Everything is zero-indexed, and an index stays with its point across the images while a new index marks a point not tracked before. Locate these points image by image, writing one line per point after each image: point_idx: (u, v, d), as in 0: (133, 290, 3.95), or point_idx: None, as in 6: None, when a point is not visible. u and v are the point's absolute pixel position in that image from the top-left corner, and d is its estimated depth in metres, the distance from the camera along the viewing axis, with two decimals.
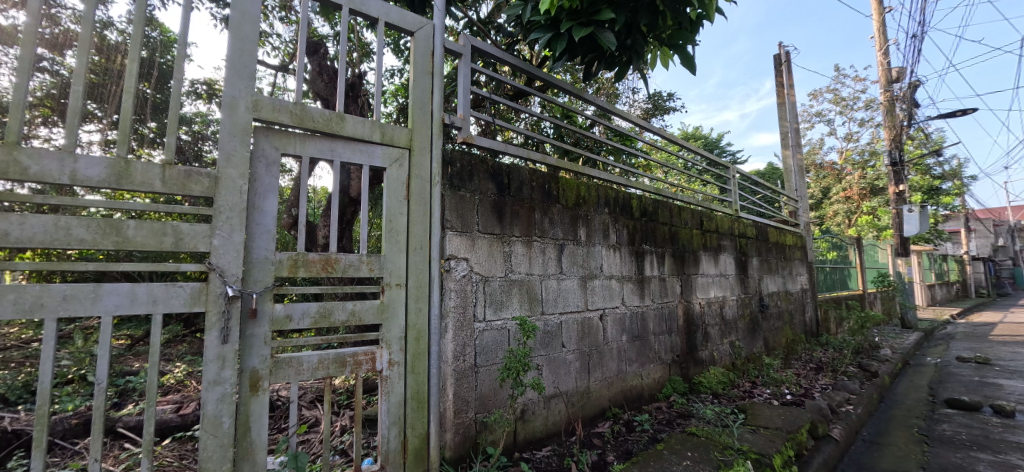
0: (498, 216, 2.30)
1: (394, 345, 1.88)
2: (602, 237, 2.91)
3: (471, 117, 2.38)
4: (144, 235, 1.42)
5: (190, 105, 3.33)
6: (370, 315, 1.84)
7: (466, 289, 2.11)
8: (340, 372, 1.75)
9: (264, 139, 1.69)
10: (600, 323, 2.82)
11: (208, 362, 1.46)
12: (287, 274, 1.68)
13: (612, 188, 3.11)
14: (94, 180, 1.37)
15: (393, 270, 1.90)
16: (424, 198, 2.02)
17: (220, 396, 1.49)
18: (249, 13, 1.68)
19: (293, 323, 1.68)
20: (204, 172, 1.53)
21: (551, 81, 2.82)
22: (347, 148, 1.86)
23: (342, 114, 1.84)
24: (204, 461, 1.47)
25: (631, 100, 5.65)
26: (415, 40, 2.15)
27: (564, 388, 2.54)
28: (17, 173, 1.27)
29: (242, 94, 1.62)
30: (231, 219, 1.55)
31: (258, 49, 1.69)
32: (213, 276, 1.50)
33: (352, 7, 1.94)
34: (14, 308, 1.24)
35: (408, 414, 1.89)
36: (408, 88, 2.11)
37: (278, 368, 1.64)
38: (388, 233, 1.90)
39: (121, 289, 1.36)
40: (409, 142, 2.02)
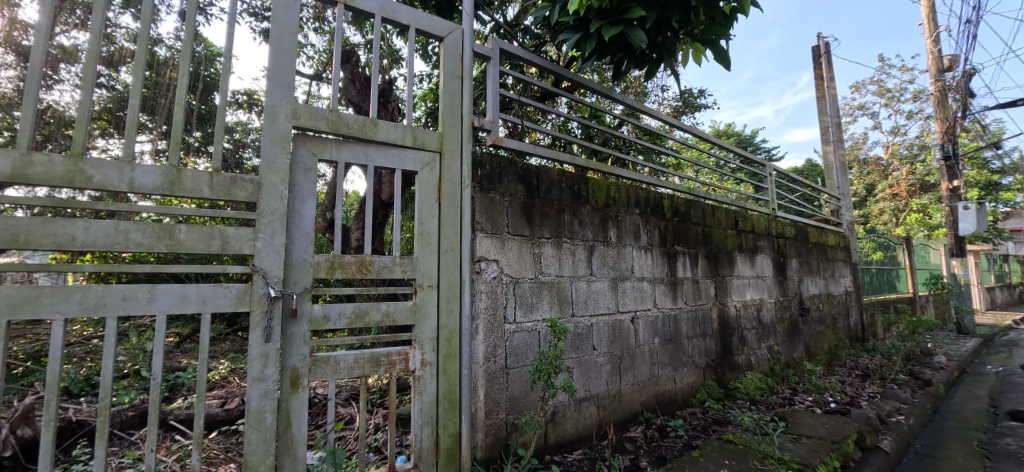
0: (528, 218, 2.30)
1: (426, 345, 1.91)
2: (633, 238, 2.87)
3: (500, 120, 2.39)
4: (195, 239, 1.50)
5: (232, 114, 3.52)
6: (403, 316, 1.87)
7: (496, 291, 2.12)
8: (375, 371, 1.80)
9: (303, 146, 1.75)
10: (631, 325, 2.77)
11: (252, 360, 1.53)
12: (324, 275, 1.74)
13: (642, 188, 3.06)
14: (149, 187, 1.46)
15: (425, 271, 1.93)
16: (455, 201, 2.04)
17: (264, 392, 1.56)
18: (288, 25, 1.76)
19: (330, 323, 1.74)
20: (248, 178, 1.60)
21: (580, 82, 2.80)
22: (380, 152, 1.91)
23: (375, 120, 1.89)
24: (249, 454, 1.53)
25: (661, 98, 5.55)
26: (445, 46, 2.18)
27: (595, 391, 2.52)
28: (82, 181, 1.36)
29: (282, 103, 1.69)
30: (272, 223, 1.62)
31: (296, 59, 1.76)
32: (256, 277, 1.57)
33: (383, 15, 2.01)
34: (79, 307, 1.33)
35: (441, 414, 1.92)
36: (439, 93, 2.15)
37: (316, 366, 1.70)
38: (420, 235, 1.93)
39: (173, 289, 1.44)
40: (440, 146, 2.05)
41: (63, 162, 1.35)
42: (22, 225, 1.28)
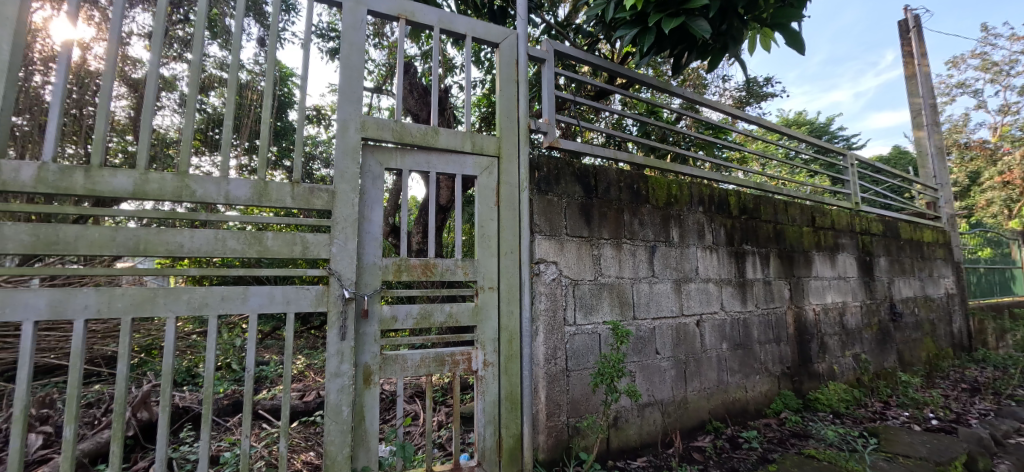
0: (586, 219, 2.27)
1: (488, 345, 1.95)
2: (696, 238, 2.74)
3: (556, 121, 2.39)
4: (279, 245, 1.63)
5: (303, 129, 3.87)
6: (465, 317, 1.93)
7: (556, 292, 2.11)
8: (439, 370, 1.86)
9: (371, 156, 1.86)
10: (697, 329, 2.65)
11: (330, 356, 1.65)
12: (392, 278, 1.83)
13: (705, 184, 2.92)
14: (241, 199, 1.62)
15: (486, 273, 1.98)
16: (513, 203, 2.07)
17: (340, 387, 1.67)
18: (355, 44, 1.88)
19: (398, 323, 1.82)
20: (323, 188, 1.72)
21: (637, 78, 2.73)
22: (441, 159, 1.98)
23: (436, 128, 1.97)
24: (328, 444, 1.64)
25: (722, 89, 5.26)
26: (500, 52, 2.22)
27: (659, 397, 2.43)
28: (188, 195, 1.54)
29: (352, 117, 1.80)
30: (346, 228, 1.73)
31: (362, 75, 1.87)
32: (332, 280, 1.69)
33: (441, 26, 2.08)
34: (187, 306, 1.50)
35: (503, 414, 1.95)
36: (495, 98, 2.18)
37: (386, 364, 1.79)
38: (480, 238, 1.98)
39: (263, 291, 1.58)
40: (498, 150, 2.09)
41: (172, 178, 1.53)
42: (141, 235, 1.47)
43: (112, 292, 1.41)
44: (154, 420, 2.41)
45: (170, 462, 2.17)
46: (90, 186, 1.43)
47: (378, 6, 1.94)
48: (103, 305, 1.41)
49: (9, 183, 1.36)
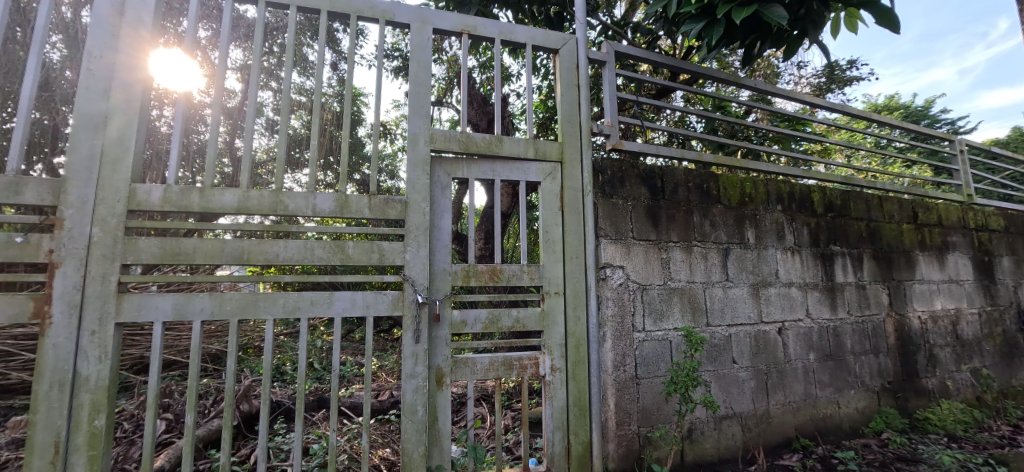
0: (654, 222, 2.20)
1: (555, 351, 1.96)
2: (775, 239, 2.56)
3: (619, 122, 2.33)
4: (360, 253, 1.75)
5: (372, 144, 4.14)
6: (532, 322, 1.95)
7: (623, 298, 2.06)
8: (508, 374, 1.89)
9: (439, 167, 1.95)
10: (779, 337, 2.46)
11: (405, 358, 1.74)
12: (461, 283, 1.89)
13: (783, 181, 2.71)
14: (326, 211, 1.76)
15: (552, 278, 1.99)
16: (578, 207, 2.06)
17: (415, 388, 1.74)
18: (422, 61, 1.98)
19: (468, 327, 1.87)
20: (397, 198, 1.83)
21: (703, 73, 2.60)
22: (505, 167, 2.03)
23: (500, 136, 2.02)
24: (405, 442, 1.72)
25: (797, 77, 4.87)
26: (559, 58, 2.22)
27: (738, 409, 2.29)
28: (282, 210, 1.71)
29: (421, 131, 1.90)
30: (418, 236, 1.82)
31: (429, 90, 1.97)
32: (407, 285, 1.78)
33: (502, 37, 2.13)
34: (282, 309, 1.65)
35: (571, 421, 1.94)
36: (556, 103, 2.19)
37: (457, 366, 1.85)
38: (545, 244, 2.00)
39: (346, 296, 1.71)
40: (561, 155, 2.10)
41: (268, 195, 1.70)
42: (245, 245, 1.65)
43: (223, 297, 1.60)
44: (253, 413, 2.67)
45: (267, 451, 2.40)
46: (205, 204, 1.64)
47: (443, 24, 2.04)
48: (215, 308, 1.59)
49: (143, 204, 1.59)
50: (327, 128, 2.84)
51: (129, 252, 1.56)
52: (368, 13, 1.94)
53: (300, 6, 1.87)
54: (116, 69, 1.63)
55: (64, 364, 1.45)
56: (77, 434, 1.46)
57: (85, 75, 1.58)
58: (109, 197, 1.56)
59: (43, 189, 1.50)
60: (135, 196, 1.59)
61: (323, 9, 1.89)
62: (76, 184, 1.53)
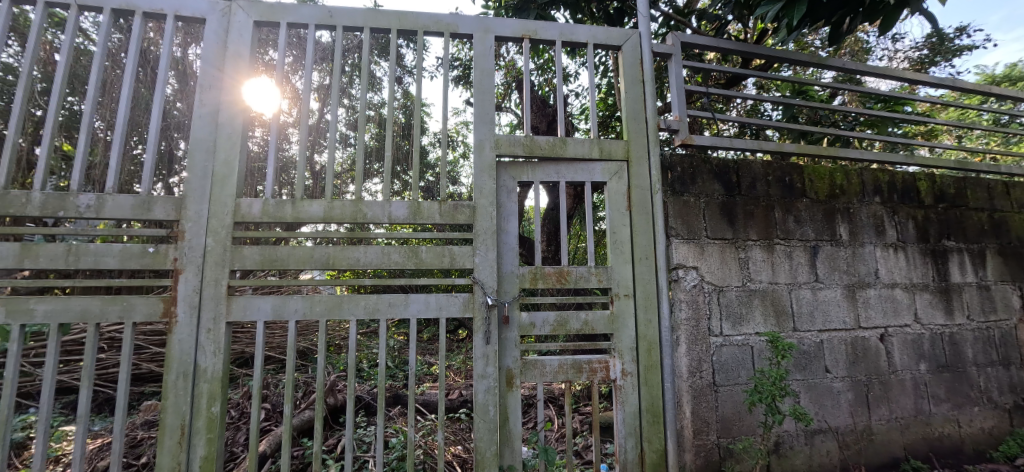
0: (729, 219, 2.07)
1: (626, 355, 1.92)
2: (873, 235, 2.30)
3: (688, 116, 2.21)
4: (432, 256, 1.83)
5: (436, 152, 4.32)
6: (601, 325, 1.92)
7: (698, 301, 1.95)
8: (578, 377, 1.87)
9: (505, 171, 1.99)
10: (880, 345, 2.20)
11: (477, 359, 1.78)
12: (529, 285, 1.91)
13: (881, 169, 2.43)
14: (401, 218, 1.86)
15: (621, 280, 1.95)
16: (646, 207, 2.00)
17: (487, 388, 1.78)
18: (486, 69, 2.03)
19: (536, 330, 1.89)
20: (466, 203, 1.89)
21: (781, 57, 2.41)
22: (570, 169, 2.02)
23: (564, 138, 2.01)
24: (478, 441, 1.77)
25: (892, 52, 4.35)
26: (622, 54, 2.17)
27: (834, 423, 2.08)
28: (362, 218, 1.83)
29: (486, 137, 1.95)
30: (486, 240, 1.87)
31: (493, 97, 2.02)
32: (477, 288, 1.83)
33: (562, 39, 2.13)
34: (364, 310, 1.77)
35: (644, 427, 1.88)
36: (620, 101, 2.15)
37: (526, 368, 1.87)
38: (613, 245, 1.97)
39: (420, 298, 1.79)
40: (627, 154, 2.05)
41: (350, 204, 1.83)
42: (331, 252, 1.79)
43: (313, 299, 1.74)
44: (338, 406, 2.88)
45: (351, 443, 2.57)
46: (296, 214, 1.80)
47: (504, 30, 2.08)
48: (307, 309, 1.74)
49: (246, 216, 1.78)
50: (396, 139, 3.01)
51: (236, 259, 1.75)
52: (434, 28, 2.04)
53: (372, 27, 1.99)
54: (221, 98, 1.85)
55: (187, 358, 1.67)
56: (198, 418, 1.66)
57: (198, 106, 1.81)
58: (219, 210, 1.77)
59: (168, 205, 1.74)
60: (239, 209, 1.78)
61: (392, 27, 2.01)
62: (194, 200, 1.75)
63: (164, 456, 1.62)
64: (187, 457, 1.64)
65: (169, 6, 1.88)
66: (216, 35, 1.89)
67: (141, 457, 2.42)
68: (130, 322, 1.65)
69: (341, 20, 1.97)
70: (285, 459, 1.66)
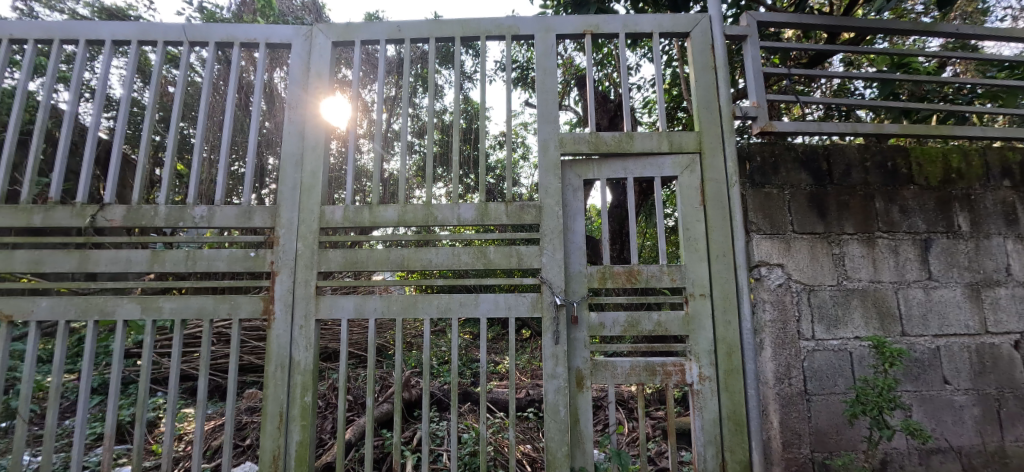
0: (820, 212, 1.88)
1: (703, 358, 1.82)
2: (1002, 225, 1.98)
3: (767, 101, 2.05)
4: (500, 257, 1.86)
5: (497, 155, 4.39)
6: (676, 326, 1.84)
7: (785, 301, 1.80)
8: (651, 380, 1.81)
9: (571, 170, 1.97)
10: (1015, 353, 1.89)
11: (546, 358, 1.79)
12: (597, 285, 1.88)
13: (1010, 148, 2.09)
14: (469, 219, 1.91)
15: (696, 279, 1.86)
16: (722, 201, 1.89)
17: (557, 388, 1.78)
18: (548, 68, 2.03)
19: (606, 330, 1.85)
20: (532, 204, 1.89)
21: (876, 29, 2.15)
22: (638, 164, 1.95)
23: (630, 133, 1.95)
24: (549, 441, 1.77)
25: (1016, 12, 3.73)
26: (691, 41, 2.06)
27: (956, 442, 1.82)
28: (432, 221, 1.91)
29: (551, 136, 1.95)
30: (553, 239, 1.86)
31: (556, 96, 2.01)
32: (544, 288, 1.83)
33: (626, 30, 2.06)
34: (437, 309, 1.84)
35: (725, 436, 1.78)
36: (690, 91, 2.04)
37: (596, 370, 1.84)
38: (686, 242, 1.88)
39: (490, 298, 1.83)
40: (699, 145, 1.95)
41: (422, 208, 1.91)
42: (405, 254, 1.88)
43: (390, 299, 1.84)
44: (413, 400, 3.01)
45: (426, 436, 2.69)
46: (374, 219, 1.91)
47: (565, 28, 2.06)
48: (385, 308, 1.85)
49: (330, 221, 1.93)
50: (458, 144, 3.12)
51: (322, 261, 1.90)
52: (496, 32, 2.07)
53: (437, 36, 2.07)
54: (306, 114, 2.02)
55: (284, 352, 1.84)
56: (293, 407, 1.82)
57: (287, 123, 1.99)
58: (307, 217, 1.92)
59: (265, 213, 1.93)
60: (324, 215, 1.93)
61: (455, 35, 2.07)
62: (286, 208, 1.93)
63: (266, 439, 1.80)
64: (285, 442, 1.81)
65: (261, 34, 2.09)
66: (300, 57, 2.06)
67: (247, 439, 2.70)
68: (237, 319, 1.85)
69: (408, 32, 2.07)
70: (368, 447, 1.77)
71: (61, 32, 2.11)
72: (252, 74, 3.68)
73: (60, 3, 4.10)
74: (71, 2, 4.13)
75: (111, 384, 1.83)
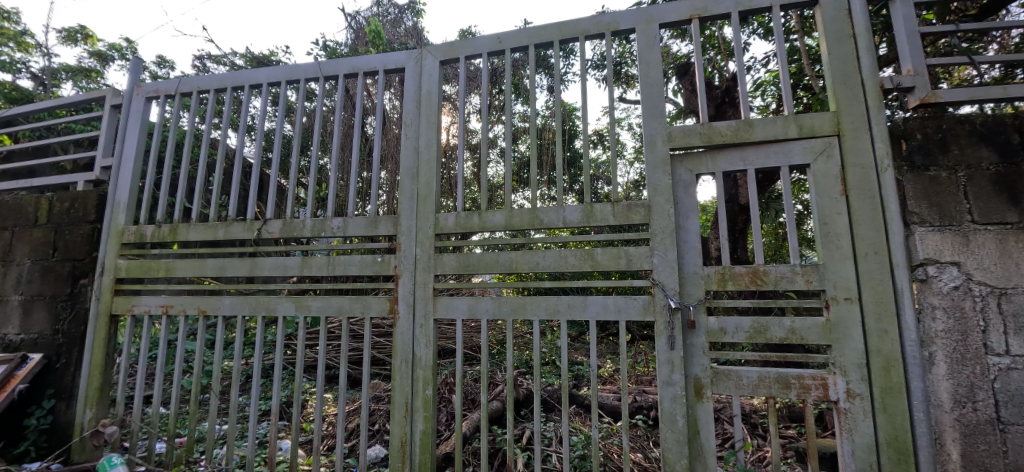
0: (1012, 196, 1.50)
1: (851, 372, 1.59)
2: None
3: (927, 67, 1.70)
4: (608, 258, 1.82)
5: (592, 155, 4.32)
6: (814, 334, 1.63)
7: (964, 308, 1.47)
8: (784, 394, 1.62)
9: (680, 165, 1.86)
10: None
11: (660, 364, 1.71)
12: (716, 287, 1.73)
13: None
14: (575, 221, 1.90)
15: (839, 281, 1.63)
16: (869, 189, 1.63)
17: (673, 396, 1.69)
18: (652, 61, 1.94)
19: (728, 337, 1.70)
20: (640, 203, 1.83)
21: None
22: (759, 153, 1.77)
23: (749, 120, 1.77)
24: (666, 451, 1.68)
25: None
26: (822, 8, 1.81)
27: None
28: (538, 223, 1.94)
29: (658, 131, 1.86)
30: (664, 239, 1.78)
31: (663, 89, 1.91)
32: (657, 290, 1.76)
33: (740, 9, 1.88)
34: (545, 310, 1.86)
35: (884, 465, 1.53)
36: (823, 66, 1.79)
37: (718, 379, 1.70)
38: (824, 239, 1.67)
39: (599, 300, 1.80)
40: (837, 127, 1.70)
41: (527, 212, 1.96)
42: (513, 257, 1.94)
43: (500, 300, 1.92)
44: (520, 398, 3.08)
45: (535, 436, 2.73)
46: (483, 224, 2.01)
47: (668, 16, 1.95)
48: (496, 309, 1.92)
49: (444, 227, 2.06)
50: (552, 146, 3.16)
51: (438, 265, 2.03)
52: (595, 30, 2.03)
53: (537, 43, 2.10)
54: (419, 129, 2.20)
55: (408, 348, 2.01)
56: (416, 398, 1.99)
57: (404, 139, 2.19)
58: (424, 224, 2.08)
59: (388, 222, 2.14)
60: (438, 222, 2.08)
61: (554, 39, 2.08)
62: (406, 217, 2.11)
63: (395, 426, 1.99)
64: (411, 430, 1.98)
65: (379, 62, 2.31)
66: (413, 78, 2.25)
67: (376, 425, 3.01)
68: (368, 317, 2.08)
69: (509, 43, 2.14)
70: (484, 441, 1.86)
71: (231, 80, 2.57)
72: (369, 98, 4.11)
73: (224, 57, 5.00)
74: (232, 56, 5.02)
75: (274, 369, 2.17)
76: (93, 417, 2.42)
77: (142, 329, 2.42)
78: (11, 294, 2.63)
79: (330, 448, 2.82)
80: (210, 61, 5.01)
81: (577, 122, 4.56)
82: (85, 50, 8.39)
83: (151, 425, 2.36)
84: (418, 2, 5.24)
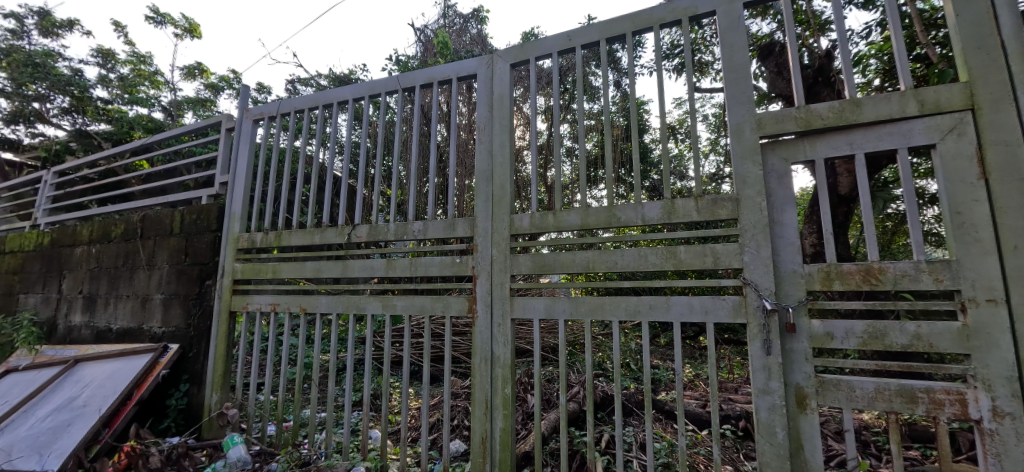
0: None
1: (998, 387, 1.35)
2: None
3: None
4: (693, 256, 1.72)
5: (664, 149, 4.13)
6: (947, 342, 1.41)
7: None
8: (909, 409, 1.42)
9: (773, 154, 1.71)
10: None
11: (755, 371, 1.58)
12: (820, 288, 1.56)
13: None
14: (655, 218, 1.82)
15: (979, 280, 1.39)
16: (1017, 170, 1.38)
17: (771, 406, 1.56)
18: (736, 45, 1.80)
19: (837, 343, 1.52)
20: (727, 197, 1.70)
21: None
22: (869, 136, 1.57)
23: (856, 99, 1.58)
24: (764, 464, 1.55)
25: None
26: None
27: None
28: (615, 221, 1.88)
29: (746, 119, 1.73)
30: (756, 235, 1.64)
31: (749, 73, 1.77)
32: (749, 290, 1.63)
33: None
34: (625, 311, 1.80)
35: None
36: (950, 30, 1.54)
37: (825, 389, 1.53)
38: (957, 230, 1.44)
39: (683, 301, 1.71)
40: (970, 100, 1.46)
41: (604, 210, 1.91)
42: (590, 257, 1.90)
43: (578, 301, 1.89)
44: (596, 400, 3.02)
45: (613, 440, 2.65)
46: (557, 224, 1.99)
47: None
48: (573, 309, 1.90)
49: (519, 228, 2.08)
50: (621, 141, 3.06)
51: (514, 266, 2.05)
52: (670, 17, 1.93)
53: (607, 37, 2.05)
54: (492, 133, 2.24)
55: (487, 348, 2.06)
56: (496, 396, 2.02)
57: (479, 144, 2.25)
58: (499, 225, 2.12)
59: (465, 224, 2.21)
60: (514, 223, 2.10)
61: (626, 32, 2.01)
62: (482, 218, 2.17)
63: (476, 422, 2.05)
64: (491, 427, 2.02)
65: (452, 71, 2.39)
66: (485, 83, 2.31)
67: (455, 421, 3.11)
68: (449, 316, 2.16)
69: (579, 40, 2.10)
70: (564, 442, 1.85)
71: (321, 99, 2.81)
72: (439, 107, 4.28)
73: (312, 79, 5.48)
74: (318, 77, 5.49)
75: (365, 363, 2.33)
76: (218, 400, 2.76)
77: (254, 325, 2.73)
78: (155, 293, 3.09)
79: (414, 440, 2.97)
80: (300, 84, 5.52)
81: (648, 117, 4.38)
82: (202, 83, 9.66)
83: (263, 410, 2.64)
84: (482, 10, 5.37)
